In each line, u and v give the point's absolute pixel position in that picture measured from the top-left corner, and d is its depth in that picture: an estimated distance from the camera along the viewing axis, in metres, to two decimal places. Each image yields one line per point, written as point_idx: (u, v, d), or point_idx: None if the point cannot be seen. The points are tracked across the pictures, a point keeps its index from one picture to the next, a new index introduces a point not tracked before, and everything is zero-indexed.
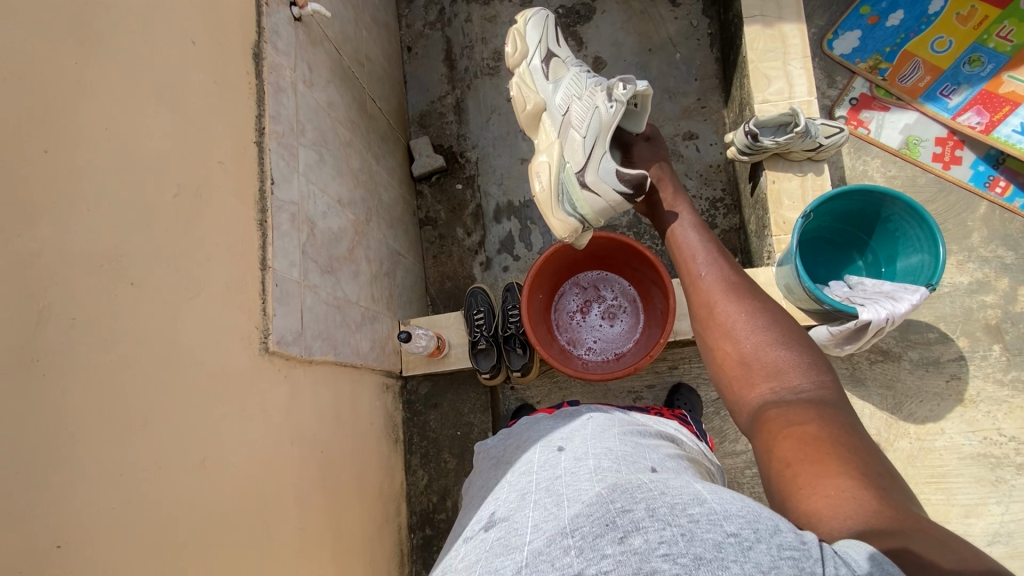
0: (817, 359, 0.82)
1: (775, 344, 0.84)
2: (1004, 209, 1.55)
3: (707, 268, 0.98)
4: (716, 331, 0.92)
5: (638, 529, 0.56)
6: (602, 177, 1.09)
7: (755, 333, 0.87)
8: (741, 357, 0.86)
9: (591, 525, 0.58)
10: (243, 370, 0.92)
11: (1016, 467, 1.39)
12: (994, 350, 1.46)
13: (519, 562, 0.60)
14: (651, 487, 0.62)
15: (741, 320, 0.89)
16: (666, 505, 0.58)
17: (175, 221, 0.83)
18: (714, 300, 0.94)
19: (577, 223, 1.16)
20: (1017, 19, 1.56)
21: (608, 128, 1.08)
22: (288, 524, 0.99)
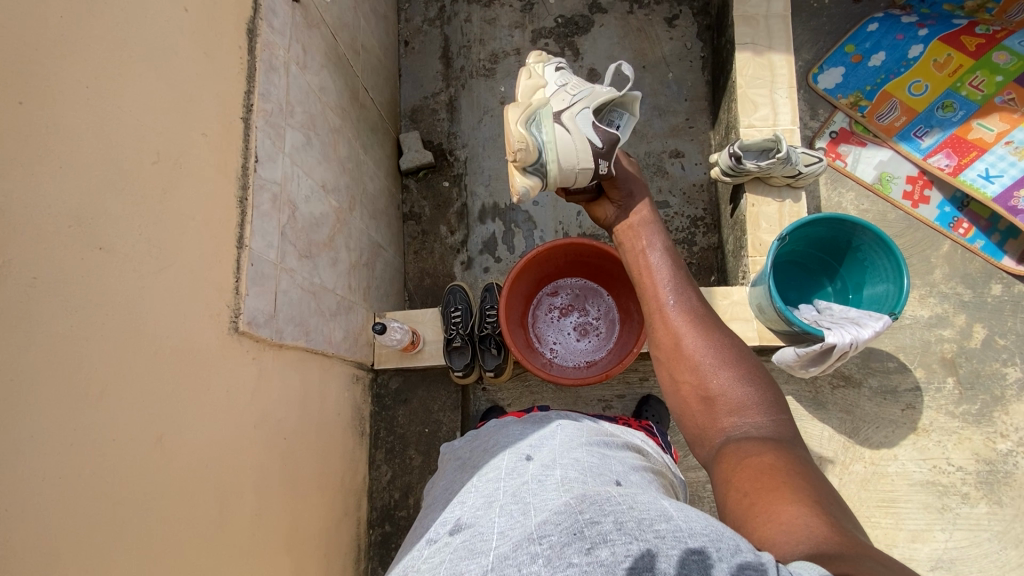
0: (778, 397, 0.82)
1: (738, 378, 0.84)
2: (966, 249, 1.63)
3: (675, 297, 0.96)
4: (679, 365, 0.90)
5: (605, 541, 0.56)
6: (579, 121, 1.04)
7: (718, 367, 0.86)
8: (705, 392, 0.85)
9: (558, 534, 0.58)
10: (210, 348, 0.90)
11: (962, 496, 1.44)
12: (948, 383, 1.53)
13: (485, 566, 0.60)
14: (619, 499, 0.62)
15: (707, 355, 0.88)
16: (633, 519, 0.58)
17: (151, 190, 0.80)
18: (679, 332, 0.92)
19: (531, 145, 1.03)
20: (989, 70, 1.64)
21: (601, 91, 1.08)
22: (244, 510, 0.96)
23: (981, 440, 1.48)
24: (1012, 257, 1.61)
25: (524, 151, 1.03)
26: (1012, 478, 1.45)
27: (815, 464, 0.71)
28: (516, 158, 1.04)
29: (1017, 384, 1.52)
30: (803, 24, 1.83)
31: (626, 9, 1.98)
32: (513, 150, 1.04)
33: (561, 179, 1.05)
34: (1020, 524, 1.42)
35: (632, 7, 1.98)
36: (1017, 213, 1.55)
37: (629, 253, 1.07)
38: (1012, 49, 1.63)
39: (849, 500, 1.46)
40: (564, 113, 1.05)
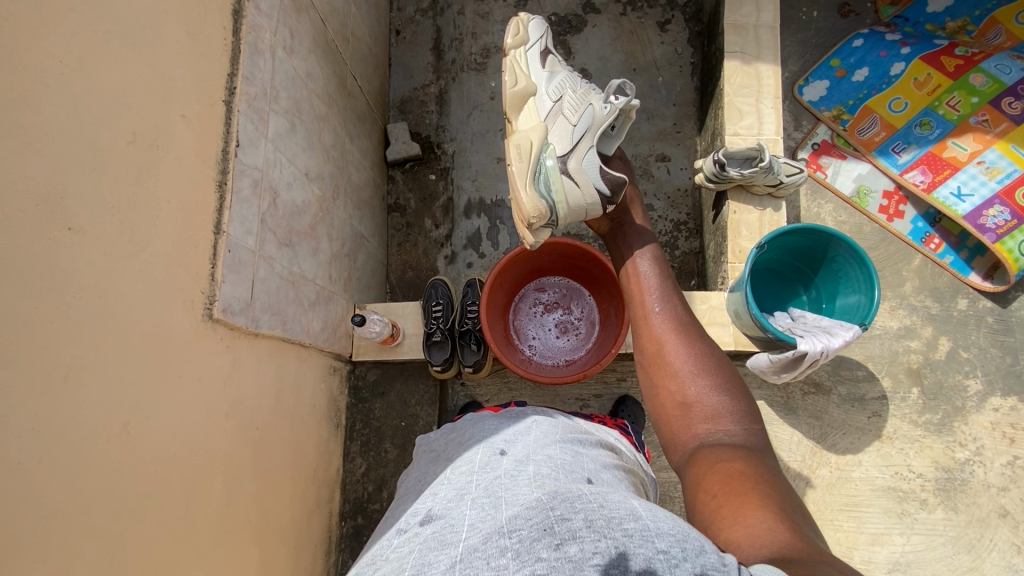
0: (750, 409, 0.88)
1: (713, 389, 0.89)
2: (936, 264, 1.68)
3: (661, 305, 1.01)
4: (659, 372, 0.95)
5: (575, 537, 0.56)
6: (585, 168, 1.08)
7: (696, 377, 0.91)
8: (683, 399, 0.90)
9: (529, 529, 0.59)
10: (182, 334, 0.88)
11: (921, 502, 1.49)
12: (913, 393, 1.58)
13: (453, 558, 0.60)
14: (591, 497, 0.63)
15: (687, 364, 0.93)
16: (603, 517, 0.59)
17: (125, 170, 0.78)
18: (663, 339, 0.96)
19: (545, 208, 1.08)
20: (966, 91, 1.67)
21: (602, 124, 1.11)
22: (212, 500, 0.95)
23: (941, 449, 1.53)
24: (979, 274, 1.65)
25: (541, 215, 1.08)
26: (968, 486, 1.50)
27: (780, 472, 0.76)
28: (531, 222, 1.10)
29: (977, 396, 1.57)
30: (791, 36, 1.86)
31: (619, 10, 1.98)
32: (526, 216, 1.08)
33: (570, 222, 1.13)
34: (974, 530, 1.47)
35: (625, 9, 1.98)
36: (985, 231, 1.60)
37: (620, 262, 1.11)
38: (988, 71, 1.66)
39: (814, 503, 1.50)
40: (569, 164, 1.08)
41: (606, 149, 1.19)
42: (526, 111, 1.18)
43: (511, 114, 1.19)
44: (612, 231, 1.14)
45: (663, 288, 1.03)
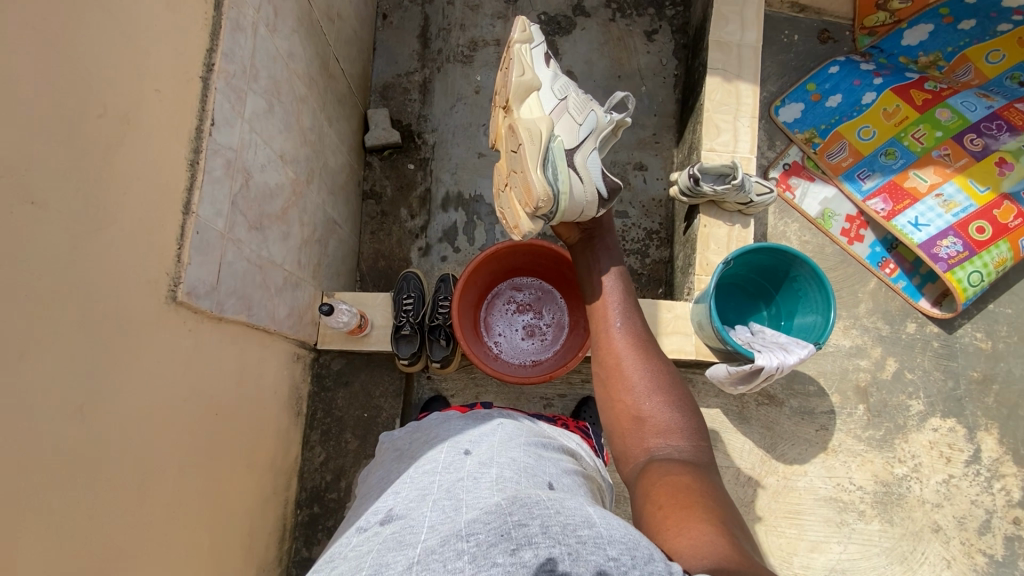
0: (697, 426, 0.94)
1: (667, 405, 0.95)
2: (889, 287, 1.76)
3: (622, 321, 1.06)
4: (617, 386, 1.00)
5: (530, 543, 0.58)
6: (588, 167, 1.11)
7: (651, 393, 0.96)
8: (637, 413, 0.95)
9: (486, 533, 0.60)
10: (143, 316, 0.86)
11: (859, 513, 1.58)
12: (859, 409, 1.66)
13: (411, 560, 0.61)
14: (548, 503, 0.64)
15: (643, 380, 0.98)
16: (559, 523, 0.61)
17: (92, 144, 0.76)
18: (621, 354, 1.02)
19: (553, 195, 1.06)
20: (931, 125, 1.75)
21: (604, 131, 1.15)
22: (165, 485, 0.93)
23: (881, 464, 1.62)
24: (928, 299, 1.75)
25: (549, 200, 1.05)
26: (904, 500, 1.59)
27: (722, 487, 0.82)
28: (538, 206, 1.06)
29: (918, 415, 1.67)
30: (772, 57, 1.92)
31: (609, 16, 2.00)
32: (535, 199, 1.05)
33: (566, 217, 1.13)
34: (907, 542, 1.56)
35: (614, 15, 2.00)
36: (938, 259, 1.68)
37: (586, 275, 1.15)
38: (954, 108, 1.74)
39: (760, 510, 1.56)
40: (576, 159, 1.10)
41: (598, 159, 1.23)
42: (529, 103, 1.15)
43: (512, 103, 1.14)
44: (582, 243, 1.17)
45: (624, 304, 1.08)
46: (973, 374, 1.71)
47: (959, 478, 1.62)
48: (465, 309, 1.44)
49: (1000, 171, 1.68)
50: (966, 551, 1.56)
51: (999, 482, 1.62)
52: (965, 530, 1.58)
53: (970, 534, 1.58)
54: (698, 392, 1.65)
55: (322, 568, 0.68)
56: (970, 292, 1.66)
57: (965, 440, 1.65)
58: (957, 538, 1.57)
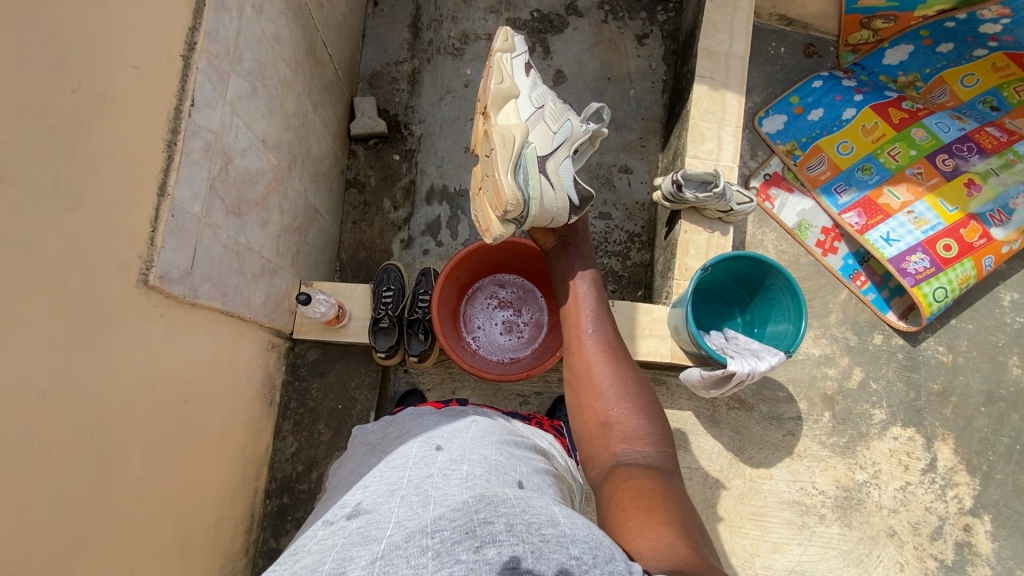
0: (663, 433, 0.96)
1: (634, 411, 0.97)
2: (859, 299, 1.82)
3: (594, 327, 1.08)
4: (586, 391, 1.02)
5: (494, 541, 0.59)
6: (560, 175, 1.11)
7: (620, 399, 0.98)
8: (605, 419, 0.97)
9: (451, 530, 0.61)
10: (112, 298, 0.84)
11: (820, 516, 1.63)
12: (824, 416, 1.71)
13: (374, 554, 0.60)
14: (515, 501, 0.65)
15: (612, 386, 1.00)
16: (524, 522, 0.61)
17: (64, 119, 0.74)
18: (592, 361, 1.04)
19: (522, 200, 1.06)
20: (906, 144, 1.81)
21: (579, 139, 1.16)
22: (130, 472, 0.91)
23: (843, 469, 1.67)
24: (895, 312, 1.80)
25: (516, 205, 1.06)
26: (863, 505, 1.65)
27: (684, 492, 0.84)
28: (506, 210, 1.07)
29: (880, 424, 1.72)
30: (758, 68, 1.96)
31: (601, 17, 2.01)
32: (506, 202, 1.06)
33: (536, 222, 1.13)
34: (864, 546, 1.61)
35: (607, 16, 2.01)
36: (906, 274, 1.73)
37: (561, 282, 1.16)
38: (929, 128, 1.80)
39: (726, 511, 1.60)
40: (548, 166, 1.10)
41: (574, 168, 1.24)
42: (506, 110, 1.15)
43: (490, 109, 1.15)
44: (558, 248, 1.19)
45: (596, 311, 1.10)
46: (934, 387, 1.77)
47: (915, 485, 1.68)
48: (445, 304, 1.44)
49: (969, 191, 1.74)
50: (919, 555, 1.62)
51: (953, 491, 1.68)
52: (919, 535, 1.64)
53: (924, 539, 1.64)
54: (671, 394, 1.68)
55: (286, 561, 0.68)
56: (935, 307, 1.72)
57: (923, 449, 1.71)
58: (911, 543, 1.63)
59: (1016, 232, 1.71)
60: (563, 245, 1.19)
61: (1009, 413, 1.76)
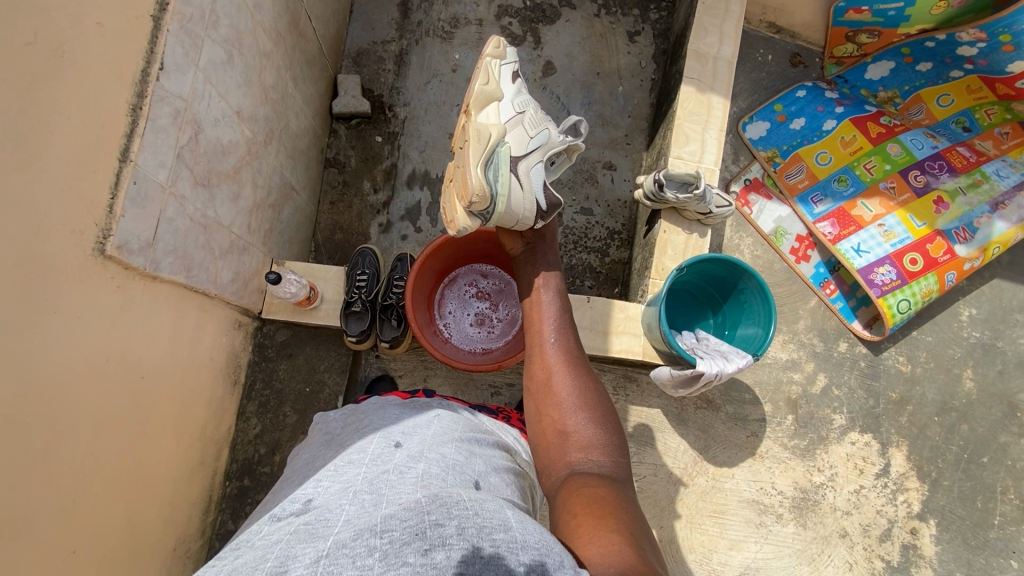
0: (618, 443, 0.96)
1: (591, 422, 0.97)
2: (828, 307, 1.86)
3: (555, 337, 1.08)
4: (546, 400, 1.02)
5: (443, 544, 0.58)
6: (531, 178, 1.11)
7: (578, 409, 0.98)
8: (562, 428, 0.97)
9: (401, 531, 0.60)
10: (64, 267, 0.80)
11: (777, 516, 1.67)
12: (788, 419, 1.75)
13: (320, 552, 0.59)
14: (468, 504, 0.65)
15: (571, 396, 1.00)
16: (475, 526, 0.62)
17: (18, 74, 0.70)
18: (552, 369, 1.04)
19: (489, 195, 1.05)
20: (881, 158, 1.85)
21: (554, 148, 1.16)
22: (78, 447, 0.88)
23: (801, 471, 1.72)
24: (861, 321, 1.85)
25: (482, 199, 1.04)
26: (818, 506, 1.70)
27: (636, 501, 0.85)
28: (471, 202, 1.05)
29: (839, 429, 1.78)
30: (745, 74, 1.98)
31: (594, 11, 1.99)
32: (472, 194, 1.04)
33: (501, 220, 1.12)
34: (816, 545, 1.67)
35: (599, 10, 1.99)
36: (873, 285, 1.78)
37: (528, 289, 1.17)
38: (904, 144, 1.85)
39: (687, 507, 1.63)
40: (520, 167, 1.10)
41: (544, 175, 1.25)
42: (487, 110, 1.13)
43: (472, 107, 1.13)
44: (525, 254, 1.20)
45: (560, 320, 1.11)
46: (892, 395, 1.83)
47: (868, 489, 1.74)
48: (420, 290, 1.43)
49: (937, 209, 1.80)
50: (867, 556, 1.69)
51: (903, 495, 1.75)
52: (869, 537, 1.70)
53: (873, 541, 1.70)
54: (641, 391, 1.70)
55: (227, 556, 0.66)
56: (898, 318, 1.77)
57: (878, 454, 1.78)
58: (861, 543, 1.69)
59: (978, 250, 1.77)
60: (532, 251, 1.19)
61: (959, 423, 1.83)
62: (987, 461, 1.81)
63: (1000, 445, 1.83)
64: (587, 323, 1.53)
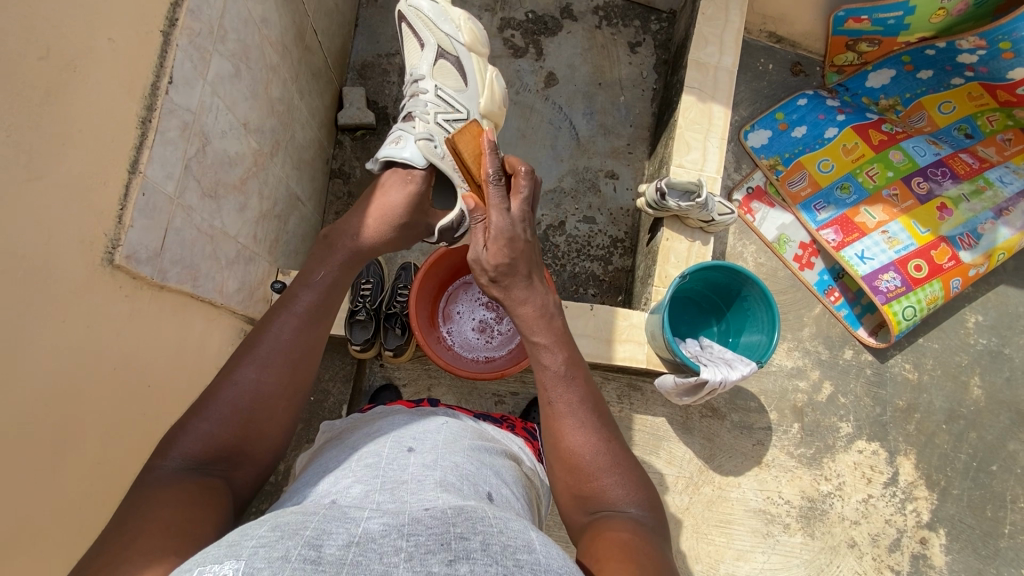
0: (642, 483, 0.84)
1: (615, 479, 0.82)
2: (833, 314, 1.86)
3: (562, 395, 0.85)
4: (560, 460, 0.85)
5: (467, 557, 0.55)
6: None
7: (601, 470, 0.82)
8: (580, 490, 0.83)
9: (426, 538, 0.58)
10: (76, 277, 0.82)
11: (784, 526, 1.65)
12: (793, 428, 1.74)
13: (350, 540, 0.57)
14: (493, 521, 0.63)
15: (589, 457, 0.83)
16: (499, 543, 0.58)
17: (33, 88, 0.72)
18: (564, 432, 0.84)
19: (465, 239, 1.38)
20: (884, 164, 1.85)
21: None
22: (85, 458, 0.88)
23: (809, 480, 1.71)
24: (866, 328, 1.84)
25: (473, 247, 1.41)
26: (826, 516, 1.68)
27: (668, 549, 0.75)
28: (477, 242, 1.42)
29: (846, 437, 1.76)
30: (746, 84, 1.99)
31: (595, 22, 2.01)
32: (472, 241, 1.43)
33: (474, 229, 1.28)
34: (825, 555, 1.65)
35: (601, 22, 2.02)
36: (878, 292, 1.77)
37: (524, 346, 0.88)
38: (906, 151, 1.85)
39: (693, 516, 1.62)
40: None
41: (403, 156, 1.14)
42: None
43: None
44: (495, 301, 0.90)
45: (566, 369, 0.86)
46: (899, 403, 1.82)
47: (876, 498, 1.72)
48: (425, 294, 1.45)
49: (941, 215, 1.80)
50: (877, 566, 1.66)
51: (911, 504, 1.73)
52: (877, 547, 1.68)
53: (882, 551, 1.68)
54: (645, 399, 1.69)
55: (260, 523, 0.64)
56: (903, 325, 1.76)
57: (886, 463, 1.76)
58: (870, 554, 1.67)
59: (983, 256, 1.76)
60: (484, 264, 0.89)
61: (968, 431, 1.81)
62: (996, 469, 1.79)
63: (1009, 453, 1.81)
64: (591, 331, 1.53)
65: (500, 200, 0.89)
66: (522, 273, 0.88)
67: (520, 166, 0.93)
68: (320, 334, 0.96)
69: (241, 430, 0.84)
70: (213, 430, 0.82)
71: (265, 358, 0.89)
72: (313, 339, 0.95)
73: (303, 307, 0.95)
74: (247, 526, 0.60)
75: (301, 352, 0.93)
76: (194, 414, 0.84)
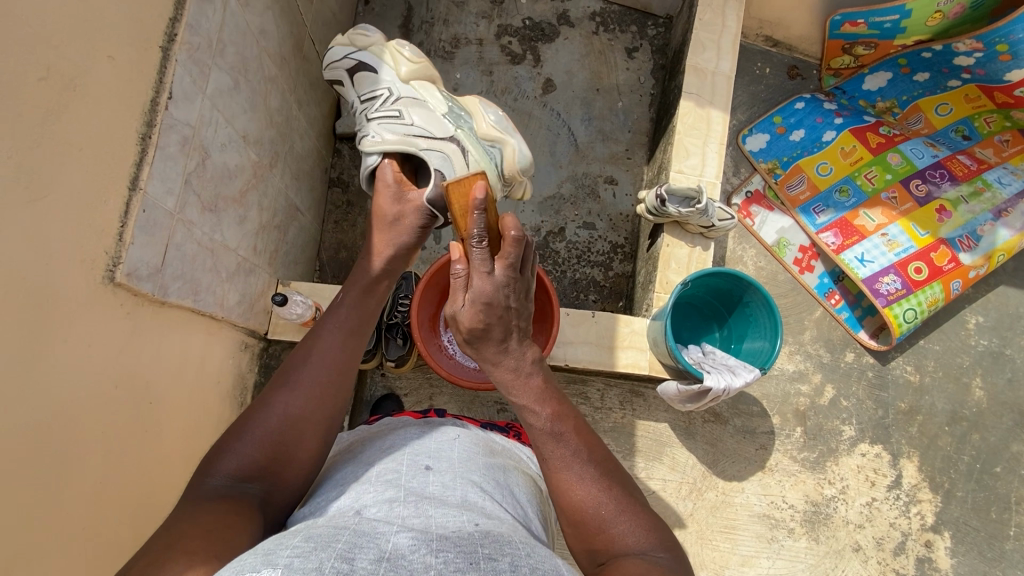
0: (654, 522, 0.83)
1: (626, 521, 0.81)
2: (833, 317, 1.86)
3: (558, 450, 0.84)
4: (566, 509, 0.84)
5: None
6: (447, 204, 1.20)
7: (609, 514, 0.81)
8: (591, 537, 0.82)
9: (456, 556, 0.57)
10: (77, 295, 0.82)
11: (788, 530, 1.65)
12: (796, 432, 1.74)
13: (381, 552, 0.55)
14: (520, 545, 0.62)
15: (596, 502, 0.82)
16: (528, 565, 0.58)
17: (33, 107, 0.72)
18: (566, 483, 0.84)
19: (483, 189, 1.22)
20: (882, 168, 1.86)
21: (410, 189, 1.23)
22: (88, 479, 0.87)
23: (812, 484, 1.70)
24: (867, 331, 1.84)
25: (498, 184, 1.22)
26: (830, 520, 1.68)
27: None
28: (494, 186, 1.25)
29: (849, 440, 1.76)
30: (744, 87, 1.99)
31: (592, 28, 2.02)
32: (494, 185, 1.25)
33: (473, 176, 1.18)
34: (830, 560, 1.64)
35: (598, 28, 2.02)
36: (878, 295, 1.77)
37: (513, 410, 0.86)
38: (904, 153, 1.86)
39: (697, 522, 1.62)
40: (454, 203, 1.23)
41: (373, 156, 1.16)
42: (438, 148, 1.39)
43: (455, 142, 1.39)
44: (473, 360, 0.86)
45: (553, 425, 0.84)
46: (901, 406, 1.81)
47: (880, 501, 1.72)
48: (427, 302, 1.45)
49: (940, 217, 1.80)
50: (882, 570, 1.66)
51: (916, 507, 1.73)
52: (883, 551, 1.67)
53: (887, 554, 1.67)
54: (648, 406, 1.68)
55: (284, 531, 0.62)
56: (904, 328, 1.76)
57: (889, 466, 1.76)
58: (875, 557, 1.67)
59: (982, 258, 1.76)
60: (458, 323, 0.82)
61: (971, 433, 1.81)
62: (1000, 470, 1.79)
63: (1012, 454, 1.81)
64: (593, 338, 1.53)
65: (481, 265, 0.78)
66: (495, 338, 0.81)
67: (510, 228, 0.78)
68: (353, 357, 0.97)
69: (276, 452, 0.84)
70: (250, 451, 0.83)
71: (302, 381, 0.90)
72: (349, 364, 0.96)
73: (340, 333, 0.96)
74: (276, 537, 0.58)
75: (335, 374, 0.94)
76: (233, 438, 0.84)
